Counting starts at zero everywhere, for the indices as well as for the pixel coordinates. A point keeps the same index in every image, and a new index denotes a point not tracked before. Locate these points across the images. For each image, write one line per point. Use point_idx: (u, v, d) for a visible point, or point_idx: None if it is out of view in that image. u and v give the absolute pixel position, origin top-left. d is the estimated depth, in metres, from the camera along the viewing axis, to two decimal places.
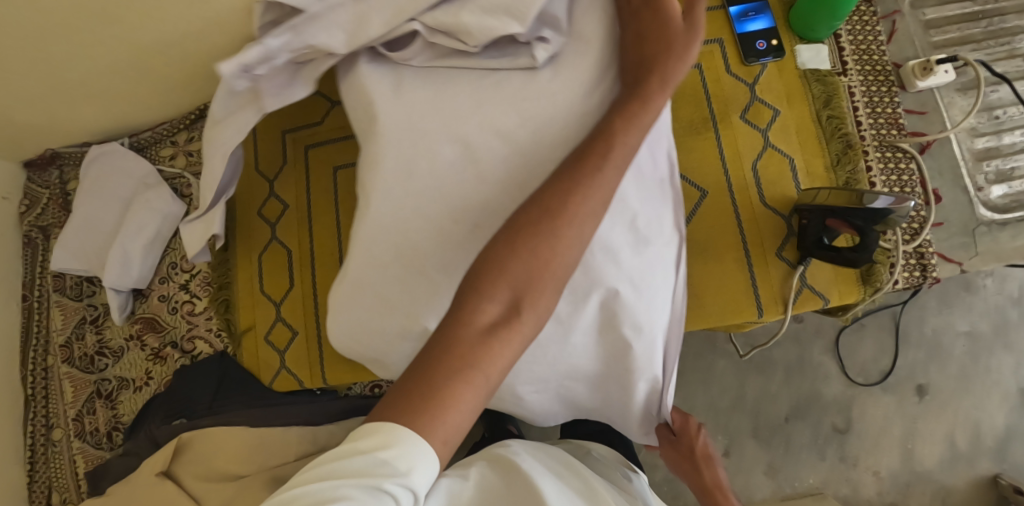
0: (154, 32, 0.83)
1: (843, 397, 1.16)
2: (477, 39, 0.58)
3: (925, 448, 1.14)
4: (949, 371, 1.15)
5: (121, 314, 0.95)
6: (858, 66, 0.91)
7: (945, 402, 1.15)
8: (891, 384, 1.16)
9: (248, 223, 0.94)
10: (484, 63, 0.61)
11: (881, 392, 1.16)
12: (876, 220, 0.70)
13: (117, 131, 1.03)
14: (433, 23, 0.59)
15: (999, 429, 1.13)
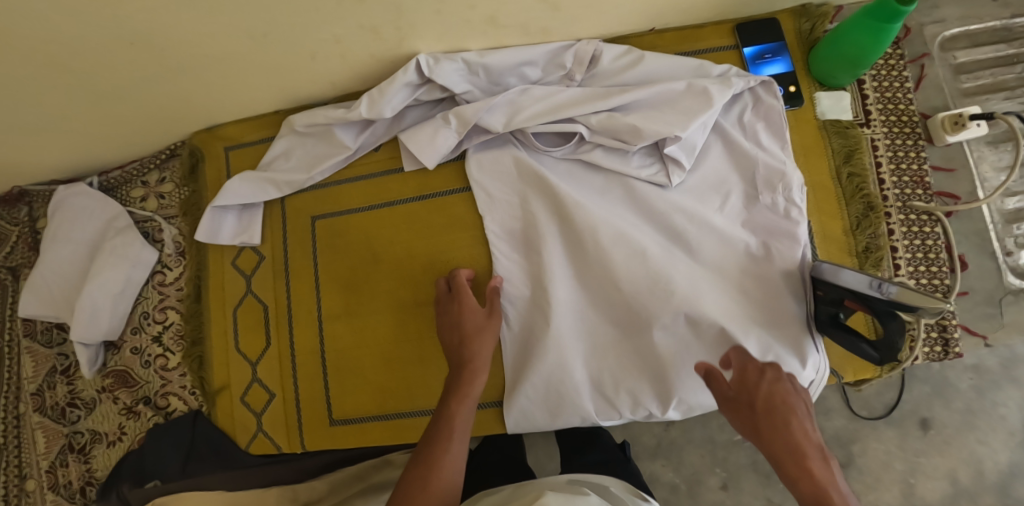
0: (116, 76, 0.78)
1: (844, 433, 0.95)
2: (639, 135, 0.74)
3: (927, 486, 0.93)
4: (955, 404, 0.94)
5: (92, 368, 0.91)
6: (883, 116, 0.84)
7: (951, 437, 0.93)
8: (896, 418, 0.95)
9: (223, 278, 0.90)
10: (632, 170, 0.78)
11: (884, 427, 0.95)
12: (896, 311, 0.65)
13: (86, 167, 0.97)
14: (598, 127, 0.77)
15: (1005, 466, 0.92)
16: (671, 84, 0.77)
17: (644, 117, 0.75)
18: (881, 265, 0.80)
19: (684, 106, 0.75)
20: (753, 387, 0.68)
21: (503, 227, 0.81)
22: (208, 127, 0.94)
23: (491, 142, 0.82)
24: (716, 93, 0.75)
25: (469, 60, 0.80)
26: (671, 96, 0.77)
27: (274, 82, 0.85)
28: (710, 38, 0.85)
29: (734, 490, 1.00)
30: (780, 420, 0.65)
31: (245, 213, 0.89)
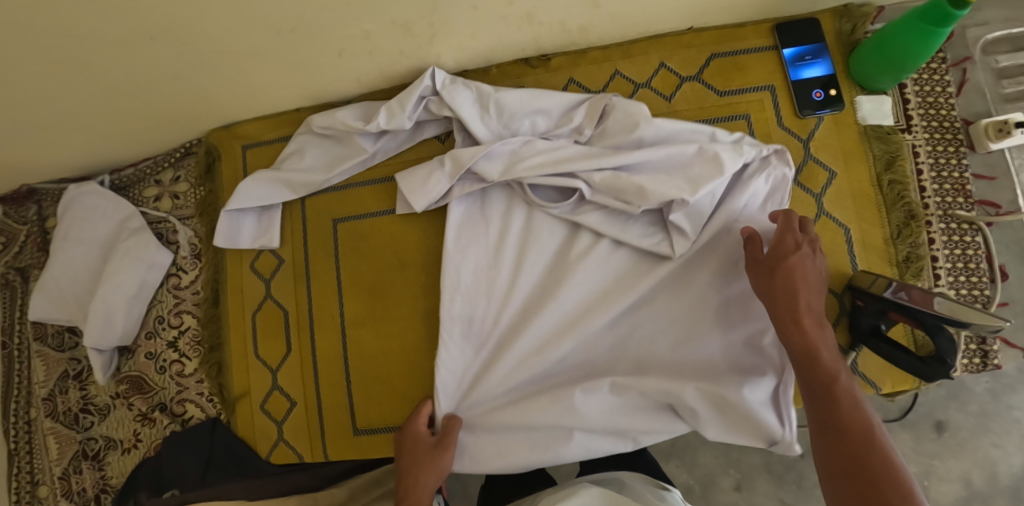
0: (135, 73, 0.74)
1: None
2: (644, 197, 0.68)
3: (941, 488, 0.92)
4: (970, 407, 0.92)
5: (106, 374, 0.88)
6: (924, 121, 0.82)
7: (965, 440, 0.92)
8: (910, 420, 0.94)
9: (241, 282, 0.88)
10: (633, 239, 0.71)
11: (898, 429, 0.94)
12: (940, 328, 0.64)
13: (98, 166, 0.94)
14: (601, 185, 0.70)
15: (1019, 470, 0.90)
16: (682, 149, 0.69)
17: (649, 178, 0.68)
18: (921, 275, 0.78)
19: (694, 173, 0.68)
20: (780, 241, 0.65)
21: (465, 313, 0.73)
22: (225, 125, 0.90)
23: (469, 207, 0.76)
24: (729, 161, 0.67)
25: (483, 93, 0.76)
26: (682, 160, 0.70)
27: (296, 81, 0.82)
28: (749, 37, 0.82)
29: (746, 492, 0.98)
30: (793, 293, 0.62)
31: (264, 215, 0.86)
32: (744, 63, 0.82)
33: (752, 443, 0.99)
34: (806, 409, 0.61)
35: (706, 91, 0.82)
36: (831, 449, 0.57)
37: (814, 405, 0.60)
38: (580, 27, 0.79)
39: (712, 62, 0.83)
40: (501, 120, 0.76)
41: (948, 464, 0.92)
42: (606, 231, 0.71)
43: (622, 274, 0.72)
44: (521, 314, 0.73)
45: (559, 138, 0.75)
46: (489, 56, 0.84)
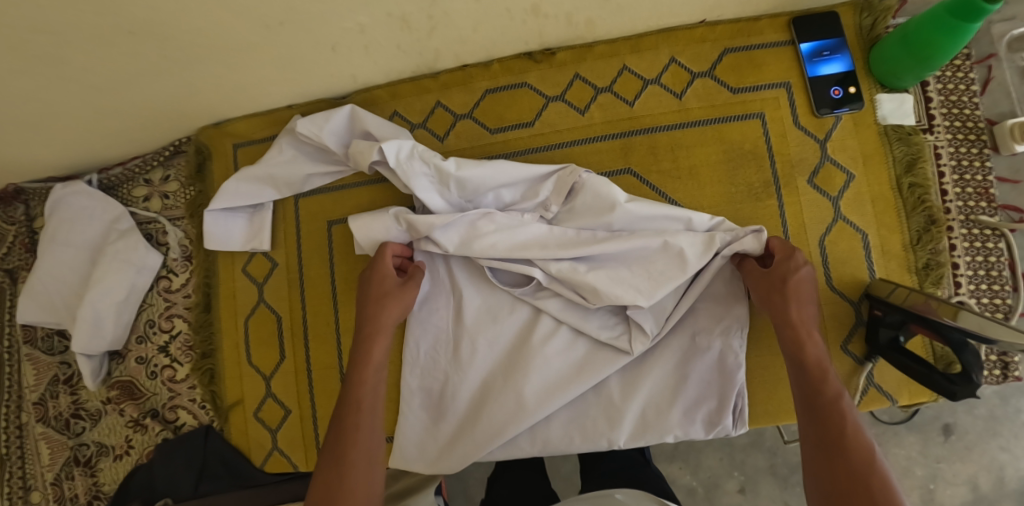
0: (118, 70, 0.71)
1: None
2: (599, 297, 0.69)
3: (947, 492, 0.89)
4: (979, 410, 0.89)
5: (96, 379, 0.86)
6: (947, 122, 0.78)
7: (972, 443, 0.89)
8: (918, 422, 0.90)
9: (234, 286, 0.85)
10: (588, 329, 0.72)
11: (905, 432, 0.91)
12: (963, 349, 0.61)
13: (85, 164, 0.91)
14: (558, 275, 0.71)
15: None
16: (645, 241, 0.69)
17: (607, 276, 0.69)
18: (941, 283, 0.75)
19: (656, 268, 0.69)
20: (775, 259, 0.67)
21: (424, 384, 0.77)
22: (216, 122, 0.87)
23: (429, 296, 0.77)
24: (692, 259, 0.68)
25: (440, 168, 0.72)
26: (645, 254, 0.70)
27: (288, 77, 0.78)
28: (764, 32, 0.78)
29: (751, 494, 0.95)
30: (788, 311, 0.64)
31: (256, 216, 0.83)
32: (759, 59, 0.78)
33: (756, 444, 0.95)
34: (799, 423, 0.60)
35: (719, 87, 0.78)
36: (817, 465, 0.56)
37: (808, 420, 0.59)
38: (586, 19, 0.75)
39: (725, 58, 0.79)
40: (463, 196, 0.74)
41: (956, 467, 0.89)
42: (569, 320, 0.72)
43: (580, 363, 0.73)
44: (479, 394, 0.75)
45: (524, 212, 0.74)
46: (490, 51, 0.80)
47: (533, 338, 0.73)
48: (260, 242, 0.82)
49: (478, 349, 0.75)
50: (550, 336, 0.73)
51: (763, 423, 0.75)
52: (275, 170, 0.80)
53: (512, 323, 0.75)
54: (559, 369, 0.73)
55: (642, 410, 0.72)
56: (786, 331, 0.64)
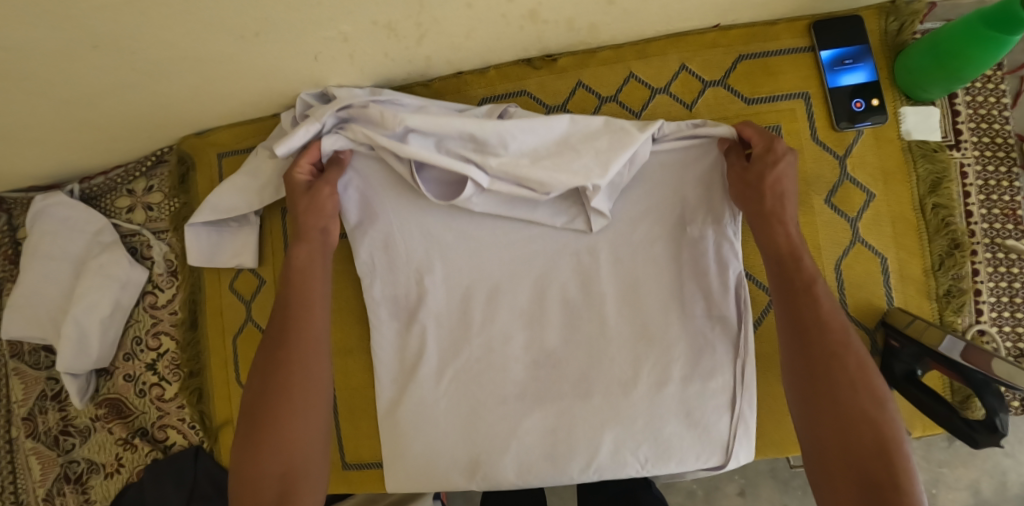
0: (87, 82, 0.67)
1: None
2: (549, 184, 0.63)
3: (948, 496, 0.87)
4: None
5: (83, 398, 0.84)
6: (975, 137, 0.73)
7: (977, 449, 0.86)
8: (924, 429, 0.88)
9: (220, 303, 0.82)
10: (538, 219, 0.68)
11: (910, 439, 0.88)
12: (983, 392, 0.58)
13: (64, 174, 0.87)
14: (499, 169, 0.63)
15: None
16: (586, 119, 0.65)
17: (553, 164, 0.63)
18: (963, 310, 0.70)
19: (601, 145, 0.64)
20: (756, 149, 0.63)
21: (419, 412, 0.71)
22: (198, 132, 0.83)
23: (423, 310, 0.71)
24: (637, 132, 0.64)
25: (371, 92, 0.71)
26: (590, 131, 0.65)
27: (269, 87, 0.73)
28: (781, 37, 0.72)
29: (751, 497, 0.92)
30: (768, 210, 0.61)
31: (241, 230, 0.78)
32: (775, 67, 0.73)
33: None
34: (782, 343, 0.57)
35: (732, 98, 0.73)
36: (812, 386, 0.53)
37: (793, 341, 0.56)
38: (589, 25, 0.69)
39: (739, 65, 0.73)
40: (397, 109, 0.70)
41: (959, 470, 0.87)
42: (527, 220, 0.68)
43: (580, 388, 0.69)
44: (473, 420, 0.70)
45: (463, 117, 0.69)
46: (486, 57, 0.74)
47: (527, 354, 0.70)
48: (244, 257, 0.78)
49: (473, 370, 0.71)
50: (548, 362, 0.69)
51: (771, 453, 0.72)
52: (258, 182, 0.74)
53: (512, 347, 0.70)
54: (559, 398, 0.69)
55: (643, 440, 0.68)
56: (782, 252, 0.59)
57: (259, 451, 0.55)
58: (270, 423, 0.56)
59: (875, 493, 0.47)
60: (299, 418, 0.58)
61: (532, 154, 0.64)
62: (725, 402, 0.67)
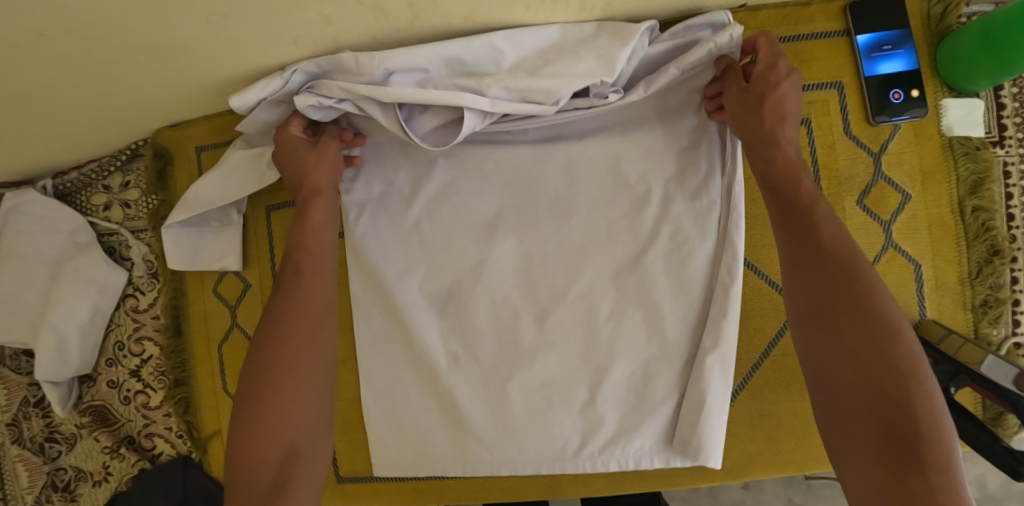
0: (43, 74, 0.61)
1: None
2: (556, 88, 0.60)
3: None
4: None
5: (65, 406, 0.81)
6: (1021, 132, 0.66)
7: None
8: None
9: (203, 307, 0.77)
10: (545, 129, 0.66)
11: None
12: None
13: (32, 169, 0.81)
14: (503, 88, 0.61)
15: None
16: (576, 24, 0.63)
17: (554, 71, 0.61)
18: (999, 322, 0.66)
19: (598, 47, 0.61)
20: (762, 72, 0.57)
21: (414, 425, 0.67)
22: (174, 124, 0.77)
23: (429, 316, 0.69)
24: (631, 25, 0.61)
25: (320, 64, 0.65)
26: (580, 39, 0.63)
27: (249, 74, 0.66)
28: (815, 20, 0.65)
29: (755, 491, 0.88)
30: (769, 136, 0.57)
31: (224, 230, 0.74)
32: (808, 53, 0.66)
33: None
34: (795, 271, 0.53)
35: None
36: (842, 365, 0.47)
37: (802, 269, 0.52)
38: (603, 4, 0.61)
39: None
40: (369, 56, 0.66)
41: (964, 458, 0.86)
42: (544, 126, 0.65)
43: None
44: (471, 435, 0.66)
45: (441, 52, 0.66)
46: None
47: None
48: (226, 258, 0.74)
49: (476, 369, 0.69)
50: None
51: (787, 471, 0.68)
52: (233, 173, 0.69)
53: None
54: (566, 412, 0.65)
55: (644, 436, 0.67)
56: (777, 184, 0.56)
57: (256, 419, 0.53)
58: (266, 392, 0.54)
59: (893, 426, 0.43)
60: (292, 382, 0.55)
61: (529, 68, 0.62)
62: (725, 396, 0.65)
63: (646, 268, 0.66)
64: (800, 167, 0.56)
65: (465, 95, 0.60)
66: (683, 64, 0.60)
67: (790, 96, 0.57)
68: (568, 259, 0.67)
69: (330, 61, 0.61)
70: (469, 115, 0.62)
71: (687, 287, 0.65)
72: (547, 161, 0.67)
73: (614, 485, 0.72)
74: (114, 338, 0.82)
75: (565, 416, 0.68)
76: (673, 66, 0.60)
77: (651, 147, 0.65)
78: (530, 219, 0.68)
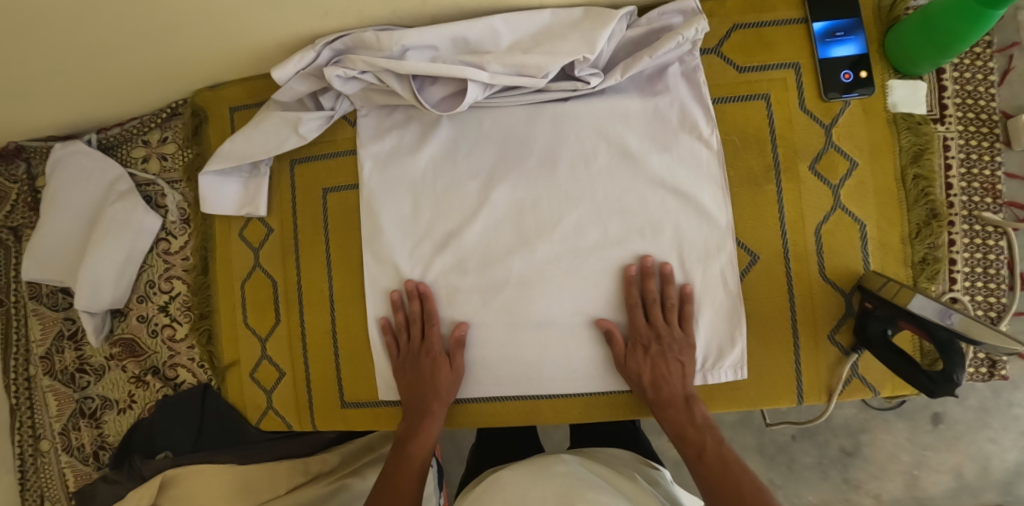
0: (104, 35, 0.70)
1: (854, 422, 1.01)
2: (545, 68, 0.70)
3: (931, 479, 0.99)
4: (970, 402, 0.96)
5: (98, 336, 0.90)
6: (960, 112, 0.75)
7: (962, 433, 0.97)
8: (908, 411, 0.99)
9: (229, 248, 0.86)
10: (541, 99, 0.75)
11: (896, 419, 1.00)
12: (947, 351, 0.62)
13: (81, 124, 0.92)
14: (500, 65, 0.71)
15: (1011, 465, 0.96)
16: (568, 10, 0.73)
17: (544, 49, 0.71)
18: (936, 278, 0.74)
19: (584, 28, 0.71)
20: (633, 320, 0.73)
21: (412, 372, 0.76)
22: (212, 86, 0.87)
23: (431, 259, 0.78)
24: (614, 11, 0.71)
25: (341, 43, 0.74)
26: (569, 21, 0.72)
27: (279, 41, 0.76)
28: (778, 9, 0.75)
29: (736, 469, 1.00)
30: (653, 378, 0.72)
31: (251, 181, 0.84)
32: (770, 37, 0.75)
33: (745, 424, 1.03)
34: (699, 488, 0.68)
35: (725, 66, 0.75)
36: (721, 494, 0.65)
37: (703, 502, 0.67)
38: None
39: (734, 34, 0.75)
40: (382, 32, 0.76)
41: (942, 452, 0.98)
42: (539, 97, 0.75)
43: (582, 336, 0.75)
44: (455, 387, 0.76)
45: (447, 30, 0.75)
46: None
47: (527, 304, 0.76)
48: (252, 205, 0.83)
49: (473, 307, 0.77)
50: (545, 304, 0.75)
51: (742, 406, 0.75)
52: (262, 130, 0.79)
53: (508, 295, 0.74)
54: (550, 351, 0.76)
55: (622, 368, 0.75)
56: (680, 433, 0.71)
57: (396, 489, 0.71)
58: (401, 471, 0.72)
59: None
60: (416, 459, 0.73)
61: (523, 46, 0.72)
62: (712, 331, 0.74)
63: (622, 215, 0.75)
64: (683, 382, 0.73)
65: (468, 69, 0.70)
66: (656, 54, 0.71)
67: (672, 365, 0.72)
68: (558, 219, 0.76)
69: (355, 39, 0.73)
70: (471, 86, 0.72)
71: (668, 235, 0.74)
72: (538, 121, 0.77)
73: (587, 414, 0.78)
74: (146, 278, 0.90)
75: (548, 351, 0.76)
76: (646, 55, 0.71)
77: (628, 111, 0.75)
78: (523, 174, 0.77)
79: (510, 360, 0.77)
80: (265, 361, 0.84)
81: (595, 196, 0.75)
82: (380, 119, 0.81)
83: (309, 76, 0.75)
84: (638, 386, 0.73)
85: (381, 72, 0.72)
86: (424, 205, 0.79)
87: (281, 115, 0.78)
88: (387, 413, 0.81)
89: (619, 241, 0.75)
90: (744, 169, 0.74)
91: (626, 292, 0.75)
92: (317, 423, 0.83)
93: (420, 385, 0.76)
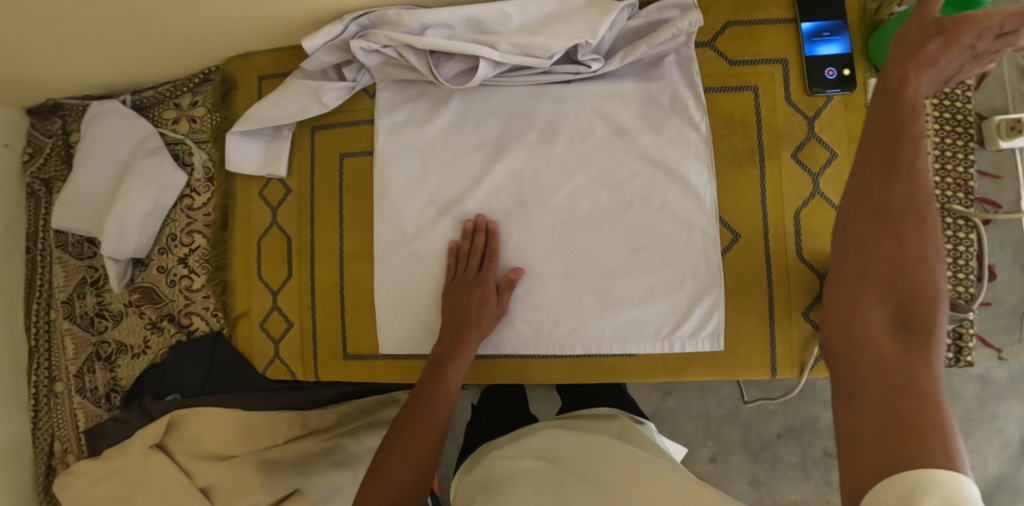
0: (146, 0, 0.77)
1: None
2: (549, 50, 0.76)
3: None
4: (955, 410, 1.00)
5: (120, 282, 0.96)
6: (937, 112, 0.81)
7: None
8: None
9: (248, 206, 0.92)
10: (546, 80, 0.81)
11: None
12: None
13: (116, 85, 0.98)
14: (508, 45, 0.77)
15: (992, 477, 0.99)
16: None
17: (550, 33, 0.77)
18: None
19: (587, 16, 0.76)
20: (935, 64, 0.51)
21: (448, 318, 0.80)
22: (242, 55, 0.93)
23: (437, 224, 0.84)
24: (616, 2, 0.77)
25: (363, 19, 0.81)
26: (574, 9, 0.78)
27: (306, 15, 0.82)
28: (769, 8, 0.81)
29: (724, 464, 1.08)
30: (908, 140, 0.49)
31: (273, 143, 0.90)
32: (761, 34, 0.81)
33: (731, 418, 1.09)
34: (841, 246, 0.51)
35: (717, 58, 0.81)
36: (879, 292, 0.46)
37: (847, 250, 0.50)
38: None
39: (727, 30, 0.81)
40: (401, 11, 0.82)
41: None
42: (544, 79, 0.81)
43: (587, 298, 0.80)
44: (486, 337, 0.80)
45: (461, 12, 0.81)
46: None
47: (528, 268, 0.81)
48: (272, 166, 0.89)
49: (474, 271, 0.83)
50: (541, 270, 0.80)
51: (718, 375, 0.81)
52: (286, 96, 0.85)
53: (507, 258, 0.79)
54: (543, 316, 0.81)
55: (609, 333, 0.80)
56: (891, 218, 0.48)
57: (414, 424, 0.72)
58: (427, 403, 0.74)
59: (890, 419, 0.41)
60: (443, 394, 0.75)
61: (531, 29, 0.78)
62: (694, 302, 0.79)
63: (616, 190, 0.80)
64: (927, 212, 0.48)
65: (481, 47, 0.76)
66: (652, 43, 0.77)
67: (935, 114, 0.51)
68: (557, 191, 0.81)
69: (379, 16, 0.79)
70: (482, 64, 0.77)
71: (657, 208, 0.79)
72: (541, 102, 0.82)
73: (573, 375, 0.84)
74: (169, 231, 0.96)
75: (542, 315, 0.81)
76: (643, 44, 0.76)
77: (626, 95, 0.80)
78: (525, 149, 0.82)
79: (505, 322, 0.82)
80: (275, 313, 0.90)
81: (593, 171, 0.81)
82: (395, 93, 0.86)
83: (335, 47, 0.81)
84: (891, 135, 0.50)
85: (400, 46, 0.78)
86: (432, 173, 0.84)
87: (305, 83, 0.84)
88: (391, 366, 0.87)
89: (612, 213, 0.80)
90: (731, 156, 0.80)
91: (615, 262, 0.80)
92: (321, 374, 0.89)
93: (454, 319, 0.80)
